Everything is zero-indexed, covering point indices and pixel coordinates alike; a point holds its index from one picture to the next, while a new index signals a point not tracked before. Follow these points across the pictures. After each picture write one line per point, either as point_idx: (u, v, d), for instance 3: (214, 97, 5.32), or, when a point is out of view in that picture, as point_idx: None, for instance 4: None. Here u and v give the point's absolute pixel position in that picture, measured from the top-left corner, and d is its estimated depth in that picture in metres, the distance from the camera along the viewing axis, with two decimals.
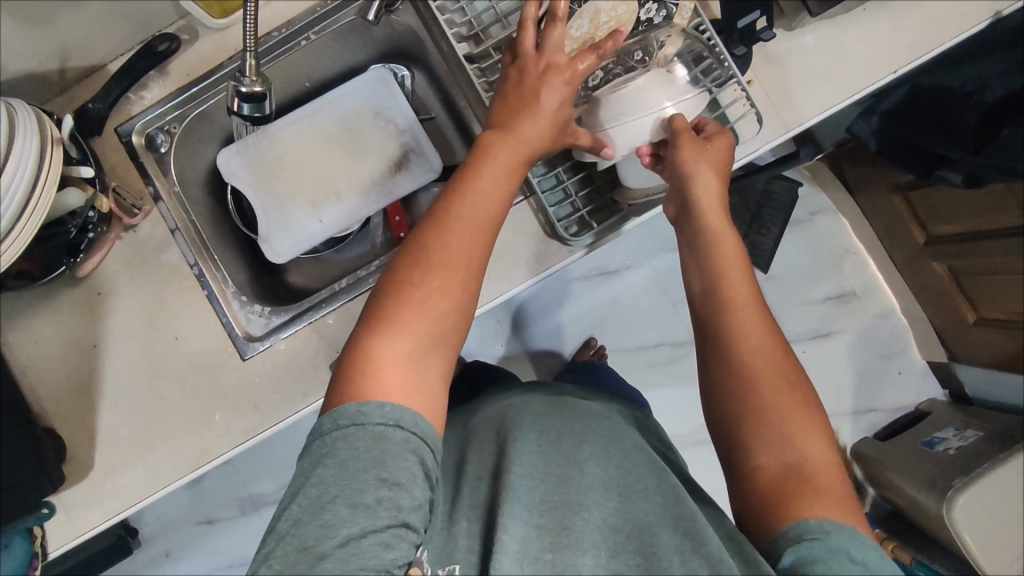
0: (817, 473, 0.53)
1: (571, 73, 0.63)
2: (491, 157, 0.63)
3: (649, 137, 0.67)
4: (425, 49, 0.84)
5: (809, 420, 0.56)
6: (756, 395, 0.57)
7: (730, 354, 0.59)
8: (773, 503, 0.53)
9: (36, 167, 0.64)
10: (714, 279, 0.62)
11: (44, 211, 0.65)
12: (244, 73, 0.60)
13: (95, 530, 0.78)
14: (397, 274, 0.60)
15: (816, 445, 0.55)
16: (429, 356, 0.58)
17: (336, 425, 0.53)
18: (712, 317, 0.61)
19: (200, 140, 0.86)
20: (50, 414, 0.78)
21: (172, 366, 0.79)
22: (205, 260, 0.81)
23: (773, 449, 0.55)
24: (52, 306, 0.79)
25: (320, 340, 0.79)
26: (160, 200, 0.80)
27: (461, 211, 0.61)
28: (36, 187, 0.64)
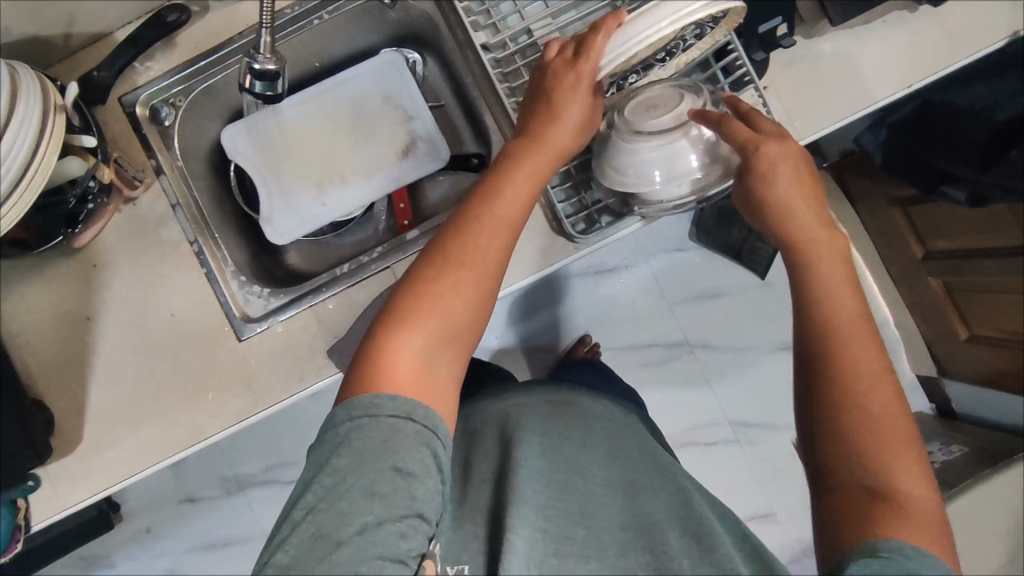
0: (912, 503, 0.53)
1: (575, 72, 0.60)
2: (521, 166, 0.63)
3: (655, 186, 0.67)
4: (438, 35, 0.82)
5: (906, 451, 0.55)
6: (850, 419, 0.56)
7: (827, 372, 0.58)
8: (858, 522, 0.52)
9: (37, 134, 0.63)
10: (818, 295, 0.60)
11: (43, 179, 0.64)
12: (258, 51, 0.59)
13: (81, 504, 0.77)
14: (416, 274, 0.60)
15: (912, 476, 0.54)
16: (444, 357, 0.58)
17: (349, 416, 0.52)
18: (819, 335, 0.60)
19: (204, 116, 0.84)
20: (41, 385, 0.77)
21: (167, 342, 0.78)
22: (205, 239, 0.79)
23: (856, 470, 0.55)
24: (46, 275, 0.78)
25: (319, 325, 0.78)
26: (162, 172, 0.79)
27: (487, 219, 0.61)
28: (36, 155, 0.63)
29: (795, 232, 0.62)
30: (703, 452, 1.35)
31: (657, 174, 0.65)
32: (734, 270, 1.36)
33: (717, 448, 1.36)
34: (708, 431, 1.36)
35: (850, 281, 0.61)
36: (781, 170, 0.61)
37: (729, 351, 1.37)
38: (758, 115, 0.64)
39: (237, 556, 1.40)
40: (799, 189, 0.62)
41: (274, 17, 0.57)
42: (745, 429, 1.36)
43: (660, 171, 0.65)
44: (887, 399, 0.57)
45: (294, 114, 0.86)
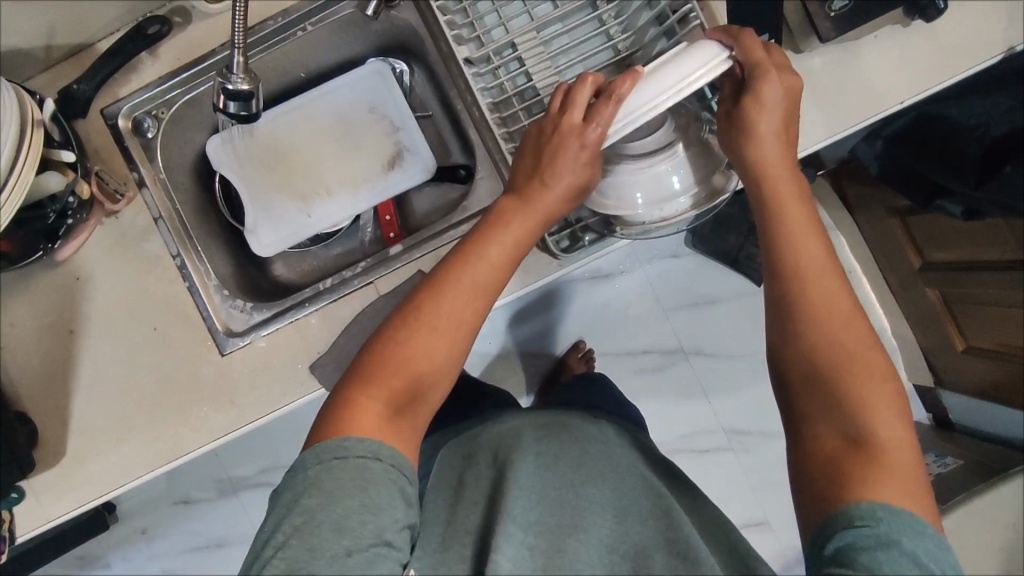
0: (891, 450, 0.52)
1: (581, 144, 0.58)
2: (499, 224, 0.62)
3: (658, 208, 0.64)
4: (423, 46, 0.81)
5: (886, 394, 0.55)
6: (829, 376, 0.55)
7: (799, 324, 0.58)
8: (830, 479, 0.52)
9: (15, 151, 0.63)
10: (782, 239, 0.60)
11: (20, 196, 0.64)
12: (231, 71, 0.58)
13: (64, 517, 0.77)
14: (392, 327, 0.60)
15: (886, 420, 0.53)
16: (412, 409, 0.58)
17: (318, 459, 0.53)
18: (787, 287, 0.59)
19: (189, 127, 0.84)
20: (24, 398, 0.77)
21: (150, 355, 0.77)
22: (188, 251, 0.79)
23: (830, 426, 0.54)
24: (30, 287, 0.78)
25: (302, 339, 0.77)
26: (145, 186, 0.78)
27: (466, 275, 0.61)
28: (14, 172, 0.62)
29: (762, 169, 0.60)
30: (697, 458, 1.35)
31: (638, 195, 0.64)
32: (731, 278, 1.34)
33: (711, 455, 1.35)
34: (702, 438, 1.35)
35: (813, 214, 0.61)
36: (774, 95, 0.58)
37: (726, 358, 1.35)
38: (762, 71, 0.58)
39: (230, 558, 1.41)
40: (778, 129, 0.60)
41: (247, 36, 0.57)
42: (740, 437, 1.35)
43: (642, 193, 0.64)
44: (856, 342, 0.57)
45: (281, 121, 0.86)
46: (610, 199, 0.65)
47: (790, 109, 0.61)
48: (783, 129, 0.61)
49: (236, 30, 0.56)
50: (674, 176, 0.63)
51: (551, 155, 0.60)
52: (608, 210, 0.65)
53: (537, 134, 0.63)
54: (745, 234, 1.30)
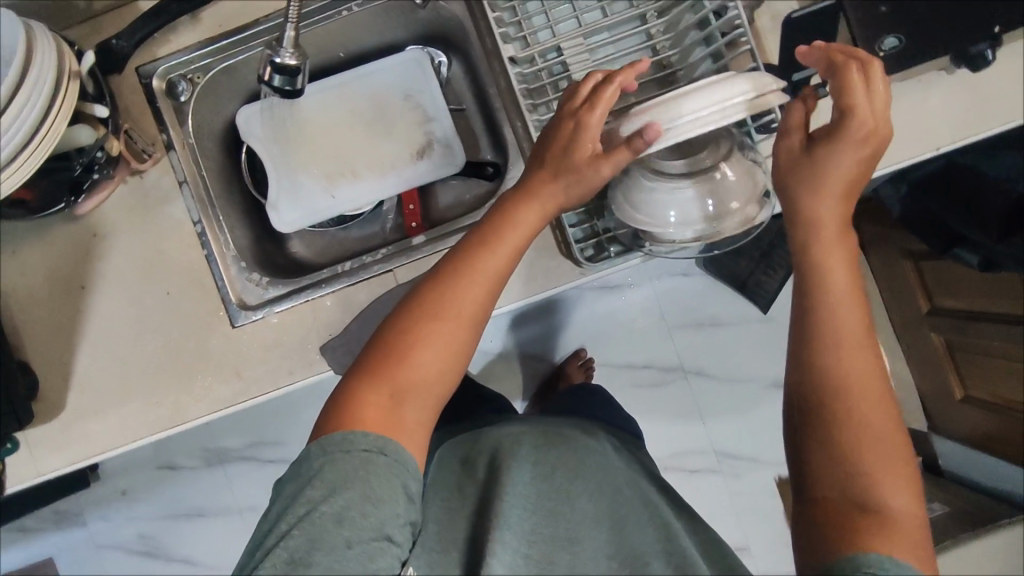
0: (897, 514, 0.52)
1: (582, 121, 0.58)
2: (512, 220, 0.61)
3: (691, 228, 0.65)
4: (467, 40, 0.81)
5: (899, 462, 0.55)
6: (846, 436, 0.55)
7: (824, 380, 0.57)
8: (838, 532, 0.52)
9: (49, 100, 0.62)
10: (830, 307, 0.58)
11: (51, 146, 0.63)
12: (281, 45, 0.58)
13: (56, 471, 0.76)
14: (399, 322, 0.59)
15: (897, 487, 0.54)
16: (419, 408, 0.57)
17: (322, 452, 0.53)
18: (821, 343, 0.58)
19: (221, 94, 0.83)
20: (29, 347, 0.77)
21: (160, 320, 0.77)
22: (210, 220, 0.78)
23: (841, 481, 0.54)
24: (46, 239, 0.77)
25: (315, 320, 0.77)
26: (173, 148, 0.78)
27: (474, 272, 0.60)
28: (46, 122, 0.62)
29: (816, 225, 0.60)
30: (684, 478, 1.35)
31: (673, 214, 0.64)
32: (738, 302, 1.34)
33: (698, 476, 1.35)
34: (692, 459, 1.35)
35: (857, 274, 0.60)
36: (844, 151, 0.58)
37: (724, 382, 1.36)
38: (845, 127, 0.57)
39: (209, 528, 1.41)
40: (846, 184, 0.59)
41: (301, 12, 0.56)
42: (731, 460, 1.35)
43: (675, 213, 0.64)
44: (879, 406, 0.56)
45: (313, 100, 0.86)
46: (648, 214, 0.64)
47: (868, 164, 0.59)
48: (852, 183, 0.59)
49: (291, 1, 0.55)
50: (709, 200, 0.64)
51: (558, 148, 0.60)
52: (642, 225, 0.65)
53: (544, 132, 0.63)
54: (756, 261, 1.31)
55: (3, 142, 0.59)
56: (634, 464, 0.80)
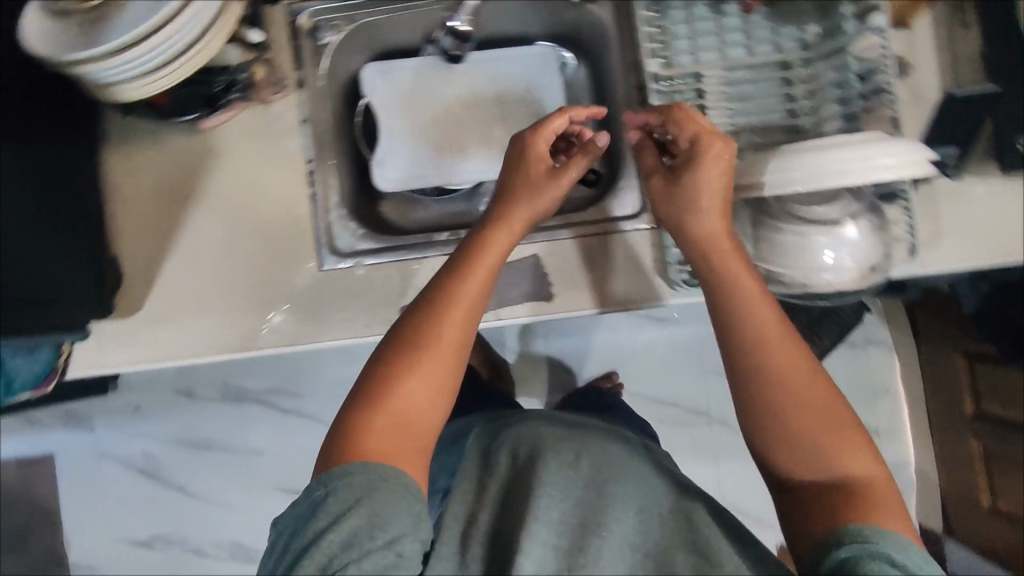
0: (874, 489, 0.53)
1: (535, 146, 0.69)
2: (497, 244, 0.67)
3: (807, 274, 0.62)
4: (606, 47, 0.82)
5: (860, 443, 0.56)
6: (814, 456, 0.55)
7: (777, 416, 0.56)
8: (818, 512, 0.53)
9: (207, 22, 0.64)
10: (739, 312, 0.59)
11: (198, 63, 0.66)
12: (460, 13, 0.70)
13: (118, 369, 0.78)
14: (387, 353, 0.61)
15: (863, 463, 0.55)
16: (415, 424, 0.59)
17: (324, 487, 0.54)
18: (753, 379, 0.57)
19: (356, 45, 0.85)
20: (122, 245, 0.78)
21: (250, 247, 0.79)
22: (322, 162, 0.80)
23: (807, 465, 0.55)
24: (162, 145, 0.79)
25: (400, 280, 0.78)
26: (304, 87, 0.79)
27: (470, 288, 0.64)
28: (199, 42, 0.64)
29: (707, 243, 0.61)
30: None
31: (786, 256, 0.63)
32: None
33: None
34: None
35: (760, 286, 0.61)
36: (711, 173, 0.61)
37: None
38: (707, 134, 0.62)
39: None
40: (721, 203, 0.62)
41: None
42: (738, 515, 1.34)
43: (792, 255, 0.62)
44: (839, 408, 0.57)
45: (437, 73, 0.88)
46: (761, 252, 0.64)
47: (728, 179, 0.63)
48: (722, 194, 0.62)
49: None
50: (832, 254, 0.61)
51: (512, 171, 0.70)
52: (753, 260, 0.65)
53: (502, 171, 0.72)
54: (807, 326, 1.31)
55: (156, 54, 0.62)
56: (635, 454, 0.75)
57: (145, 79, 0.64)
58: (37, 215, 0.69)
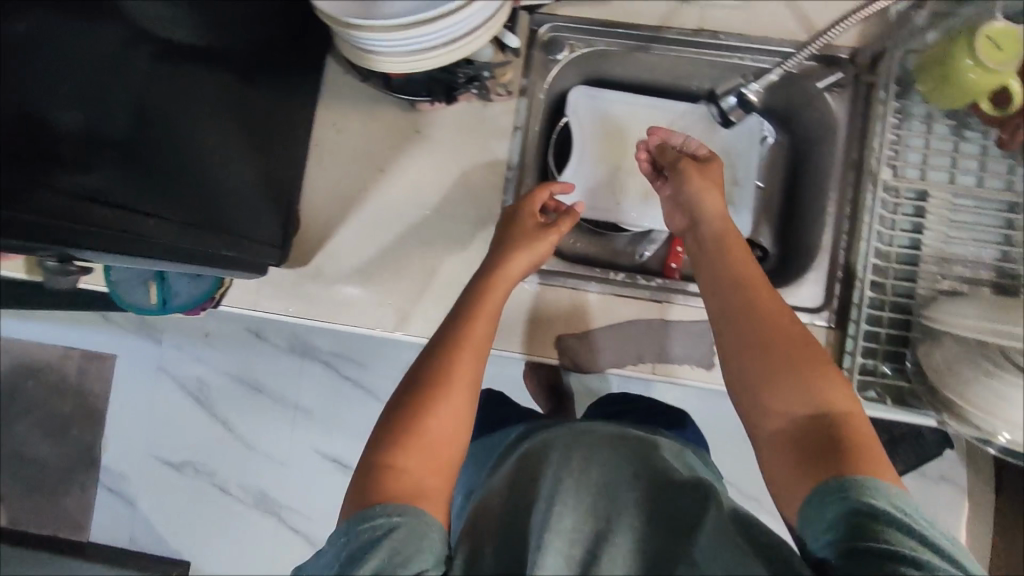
0: (842, 428, 0.51)
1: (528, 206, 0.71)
2: (507, 278, 0.66)
3: (1004, 425, 0.61)
4: (826, 138, 0.81)
5: (831, 383, 0.54)
6: (785, 408, 0.53)
7: (761, 379, 0.55)
8: (820, 463, 0.49)
9: (482, 20, 0.64)
10: (742, 291, 0.60)
11: (457, 56, 0.66)
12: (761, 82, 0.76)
13: (272, 315, 0.78)
14: (404, 399, 0.56)
15: (837, 398, 0.53)
16: (436, 460, 0.54)
17: (342, 537, 0.48)
18: (748, 357, 0.57)
19: (579, 67, 0.85)
20: (309, 198, 0.79)
21: (429, 233, 0.78)
22: (521, 171, 0.79)
23: (781, 403, 0.54)
24: (373, 114, 0.80)
25: (567, 308, 0.78)
26: (525, 96, 0.79)
27: (482, 323, 0.62)
28: (468, 36, 0.64)
29: (730, 234, 0.65)
30: None
31: (988, 402, 0.61)
32: None
33: None
34: None
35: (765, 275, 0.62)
36: (703, 192, 0.67)
37: None
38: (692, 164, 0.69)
39: None
40: (723, 214, 0.67)
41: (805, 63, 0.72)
42: None
43: (993, 400, 0.61)
44: (795, 351, 0.56)
45: (642, 111, 0.87)
46: (963, 389, 0.63)
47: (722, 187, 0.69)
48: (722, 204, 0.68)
49: (808, 47, 0.71)
50: None
51: (511, 222, 0.71)
52: (950, 390, 0.64)
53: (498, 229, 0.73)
54: None
55: (427, 39, 0.62)
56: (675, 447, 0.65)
57: (404, 57, 0.64)
58: (243, 157, 0.69)
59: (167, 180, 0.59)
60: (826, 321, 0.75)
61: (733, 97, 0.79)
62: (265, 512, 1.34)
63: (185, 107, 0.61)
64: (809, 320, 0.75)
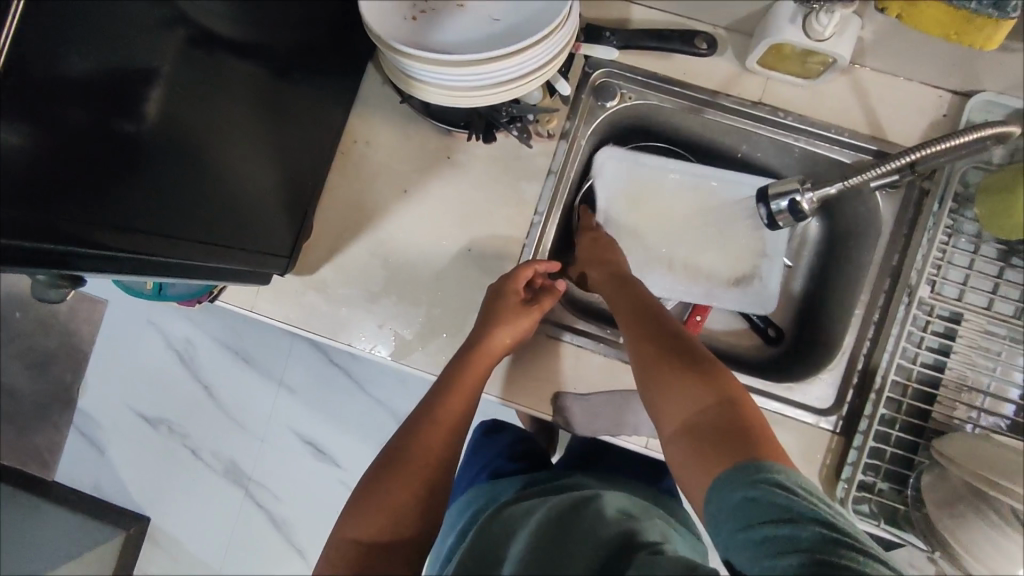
0: (742, 420, 0.51)
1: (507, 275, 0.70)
2: (485, 359, 0.66)
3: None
4: (867, 236, 0.78)
5: (720, 379, 0.55)
6: (688, 408, 0.53)
7: (666, 388, 0.55)
8: (725, 454, 0.49)
9: (539, 65, 0.61)
10: (640, 317, 0.63)
11: (507, 97, 0.63)
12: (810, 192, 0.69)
13: (267, 319, 0.76)
14: (370, 477, 0.58)
15: (727, 393, 0.54)
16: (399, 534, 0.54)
17: None
18: (652, 371, 0.57)
19: (628, 116, 0.81)
20: (326, 206, 0.76)
21: (443, 264, 0.75)
22: (549, 216, 0.76)
23: (683, 403, 0.54)
24: (408, 132, 0.77)
25: (569, 364, 0.75)
26: (566, 139, 0.76)
27: (455, 401, 0.63)
28: (521, 81, 0.61)
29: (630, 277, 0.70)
30: None
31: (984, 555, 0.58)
32: None
33: None
34: None
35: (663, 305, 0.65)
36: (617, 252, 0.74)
37: None
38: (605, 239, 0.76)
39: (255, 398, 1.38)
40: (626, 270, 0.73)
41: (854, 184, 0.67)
42: None
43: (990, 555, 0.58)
44: (687, 356, 0.57)
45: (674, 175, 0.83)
46: (961, 537, 0.60)
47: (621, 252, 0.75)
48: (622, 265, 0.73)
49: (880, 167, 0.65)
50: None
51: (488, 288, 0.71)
52: (946, 534, 0.61)
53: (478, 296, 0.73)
54: None
55: (479, 77, 0.59)
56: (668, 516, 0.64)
57: (452, 91, 0.61)
58: (258, 159, 0.65)
59: (192, 202, 0.57)
60: (832, 425, 0.73)
61: (785, 201, 0.70)
62: (232, 484, 1.31)
63: (219, 120, 0.58)
64: (815, 421, 0.73)
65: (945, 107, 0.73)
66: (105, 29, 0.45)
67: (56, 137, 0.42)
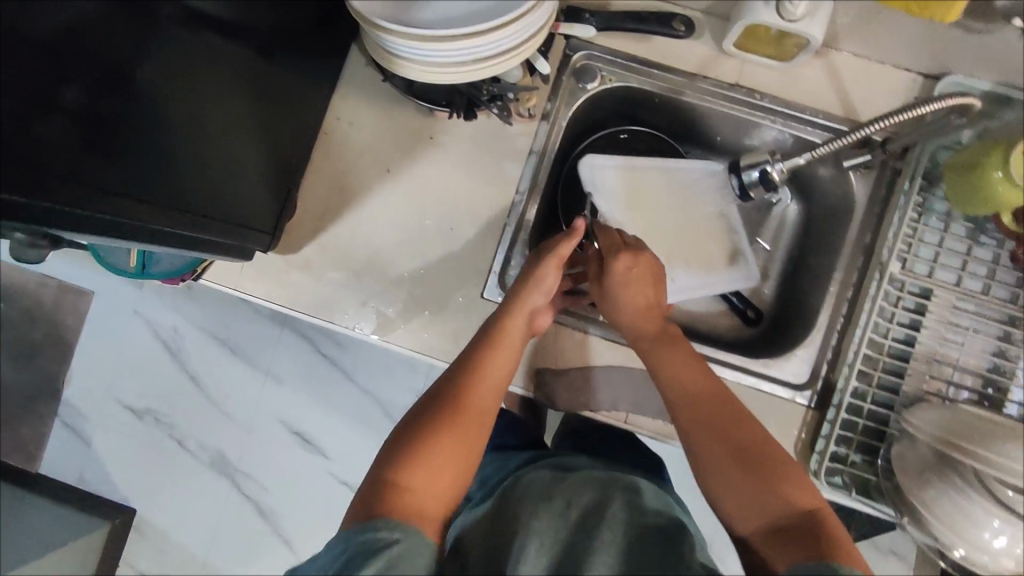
0: (818, 522, 0.53)
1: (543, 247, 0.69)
2: (520, 325, 0.65)
3: (962, 545, 0.60)
4: (843, 215, 0.79)
5: (794, 478, 0.57)
6: (761, 505, 0.56)
7: (736, 482, 0.58)
8: (797, 550, 0.51)
9: (519, 42, 0.62)
10: (682, 378, 0.64)
11: (488, 73, 0.64)
12: (778, 160, 0.71)
13: (251, 297, 0.76)
14: (412, 429, 0.56)
15: (796, 490, 0.56)
16: (438, 487, 0.53)
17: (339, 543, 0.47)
18: (716, 457, 0.60)
19: (609, 99, 0.82)
20: (310, 185, 0.77)
21: (426, 242, 0.76)
22: (530, 195, 0.77)
23: (754, 505, 0.56)
24: (392, 113, 0.78)
25: (550, 341, 0.76)
26: (547, 120, 0.77)
27: (495, 364, 0.62)
28: (501, 57, 0.63)
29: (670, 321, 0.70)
30: None
31: (951, 520, 0.60)
32: None
33: None
34: None
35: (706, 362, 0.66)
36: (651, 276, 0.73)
37: None
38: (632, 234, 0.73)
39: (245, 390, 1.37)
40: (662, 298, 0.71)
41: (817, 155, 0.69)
42: None
43: (956, 519, 0.59)
44: (755, 448, 0.59)
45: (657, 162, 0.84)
46: (930, 503, 0.61)
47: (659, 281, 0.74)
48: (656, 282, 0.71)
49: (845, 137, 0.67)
50: (997, 537, 0.58)
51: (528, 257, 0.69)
52: (916, 501, 0.63)
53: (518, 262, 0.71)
54: None
55: (459, 52, 0.61)
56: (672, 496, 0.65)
57: (433, 66, 0.62)
58: (245, 137, 0.66)
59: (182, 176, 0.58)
60: (808, 400, 0.74)
61: (756, 172, 0.72)
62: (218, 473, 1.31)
63: (202, 105, 0.59)
64: (790, 395, 0.74)
65: (916, 89, 0.75)
66: (77, 8, 0.47)
67: (38, 107, 0.44)
